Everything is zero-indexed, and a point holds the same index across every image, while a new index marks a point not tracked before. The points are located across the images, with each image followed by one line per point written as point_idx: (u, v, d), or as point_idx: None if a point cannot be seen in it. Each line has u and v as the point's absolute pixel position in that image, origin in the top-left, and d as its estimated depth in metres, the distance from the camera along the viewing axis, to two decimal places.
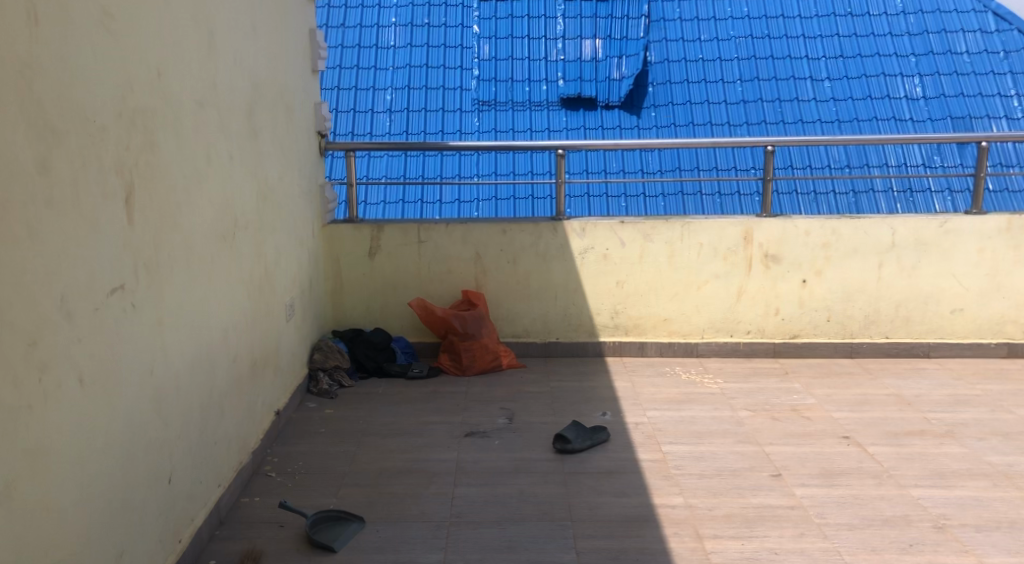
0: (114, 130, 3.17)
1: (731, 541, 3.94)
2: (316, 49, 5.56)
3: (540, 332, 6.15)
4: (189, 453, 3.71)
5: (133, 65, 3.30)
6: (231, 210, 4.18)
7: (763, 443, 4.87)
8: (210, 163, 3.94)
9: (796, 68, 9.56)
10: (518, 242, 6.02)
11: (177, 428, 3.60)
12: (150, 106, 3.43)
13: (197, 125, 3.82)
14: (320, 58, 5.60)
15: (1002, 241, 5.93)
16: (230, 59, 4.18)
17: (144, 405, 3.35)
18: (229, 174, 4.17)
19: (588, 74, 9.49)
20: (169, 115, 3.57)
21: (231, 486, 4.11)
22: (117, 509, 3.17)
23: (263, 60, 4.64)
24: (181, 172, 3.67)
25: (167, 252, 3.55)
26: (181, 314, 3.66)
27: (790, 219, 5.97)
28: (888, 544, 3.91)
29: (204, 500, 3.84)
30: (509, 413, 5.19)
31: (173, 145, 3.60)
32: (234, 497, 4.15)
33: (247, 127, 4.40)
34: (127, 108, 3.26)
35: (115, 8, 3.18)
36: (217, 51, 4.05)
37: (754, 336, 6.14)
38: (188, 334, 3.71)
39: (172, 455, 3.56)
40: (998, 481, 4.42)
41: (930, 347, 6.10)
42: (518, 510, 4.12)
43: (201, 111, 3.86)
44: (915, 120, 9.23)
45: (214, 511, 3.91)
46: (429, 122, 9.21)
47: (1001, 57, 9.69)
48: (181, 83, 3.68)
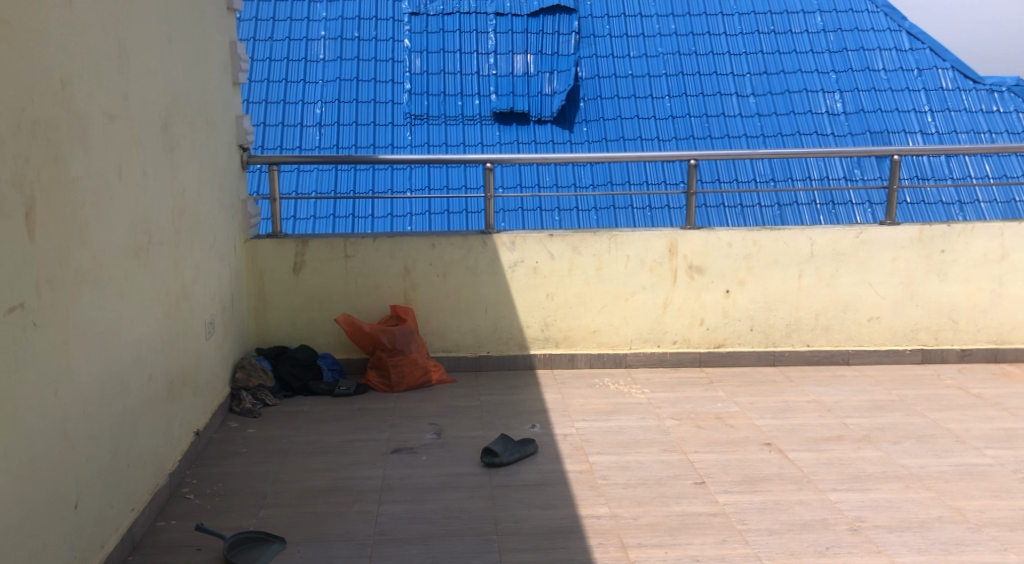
0: (12, 142, 3.14)
1: (655, 549, 4.01)
2: (239, 62, 5.51)
3: (471, 346, 6.17)
4: (99, 476, 3.66)
5: (33, 76, 3.26)
6: (144, 226, 4.14)
7: (688, 451, 4.98)
8: (120, 177, 3.90)
9: (722, 84, 9.79)
10: (447, 256, 6.04)
11: (84, 451, 3.55)
12: (53, 118, 3.39)
13: (107, 138, 3.79)
14: (241, 70, 5.55)
15: (916, 251, 6.15)
16: (143, 71, 4.15)
17: (49, 429, 3.32)
18: (143, 188, 4.13)
19: (520, 89, 9.57)
20: (75, 128, 3.54)
21: (146, 510, 4.06)
22: (17, 537, 3.12)
23: (179, 73, 4.60)
24: (89, 187, 3.64)
25: (73, 270, 3.51)
26: (90, 332, 3.62)
27: (713, 231, 6.11)
28: (805, 547, 4.02)
29: (115, 524, 3.79)
30: (438, 429, 5.20)
31: (80, 159, 3.56)
32: (149, 521, 4.09)
33: (163, 141, 4.37)
34: (27, 120, 3.23)
35: (12, 16, 3.15)
36: (129, 62, 4.01)
37: (680, 345, 6.24)
38: (97, 352, 3.67)
39: (79, 480, 3.51)
40: (910, 483, 4.58)
41: (849, 355, 6.27)
42: (443, 526, 4.15)
43: (111, 125, 3.82)
44: (837, 135, 9.50)
45: (128, 535, 3.86)
46: (360, 136, 9.19)
47: (916, 74, 10.06)
48: (88, 95, 3.64)
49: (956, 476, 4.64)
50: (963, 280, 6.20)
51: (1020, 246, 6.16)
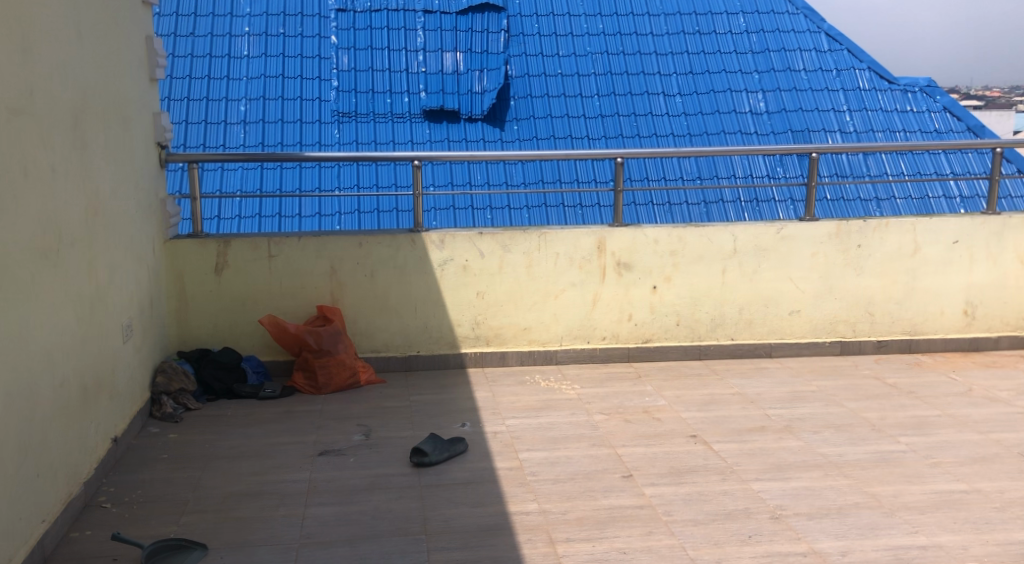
0: None
1: (582, 543, 4.07)
2: (155, 57, 5.42)
3: (400, 346, 6.14)
4: (5, 486, 3.58)
5: None
6: (54, 225, 4.06)
7: (616, 445, 5.04)
8: (27, 176, 3.83)
9: (649, 84, 9.91)
10: (375, 255, 6.00)
11: None
12: None
13: (12, 136, 3.71)
14: (158, 66, 5.46)
15: (833, 246, 6.32)
16: (51, 66, 4.07)
17: None
18: (52, 186, 4.05)
19: (450, 87, 9.57)
20: None
21: (59, 521, 3.98)
22: None
23: (90, 69, 4.52)
24: None
25: None
26: None
27: (640, 228, 6.20)
28: (728, 536, 4.11)
29: (25, 536, 3.71)
30: (366, 430, 5.19)
31: None
32: (62, 532, 4.02)
33: (73, 138, 4.29)
34: None
35: None
36: (34, 57, 3.93)
37: (609, 341, 6.32)
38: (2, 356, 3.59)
39: None
40: (829, 471, 4.71)
41: (771, 348, 6.42)
42: (371, 527, 4.15)
43: (14, 120, 3.73)
44: (760, 133, 9.69)
45: (38, 547, 3.79)
46: (286, 134, 9.09)
47: (834, 75, 10.30)
48: None
49: (871, 463, 4.78)
50: (878, 273, 6.39)
51: (932, 240, 6.37)
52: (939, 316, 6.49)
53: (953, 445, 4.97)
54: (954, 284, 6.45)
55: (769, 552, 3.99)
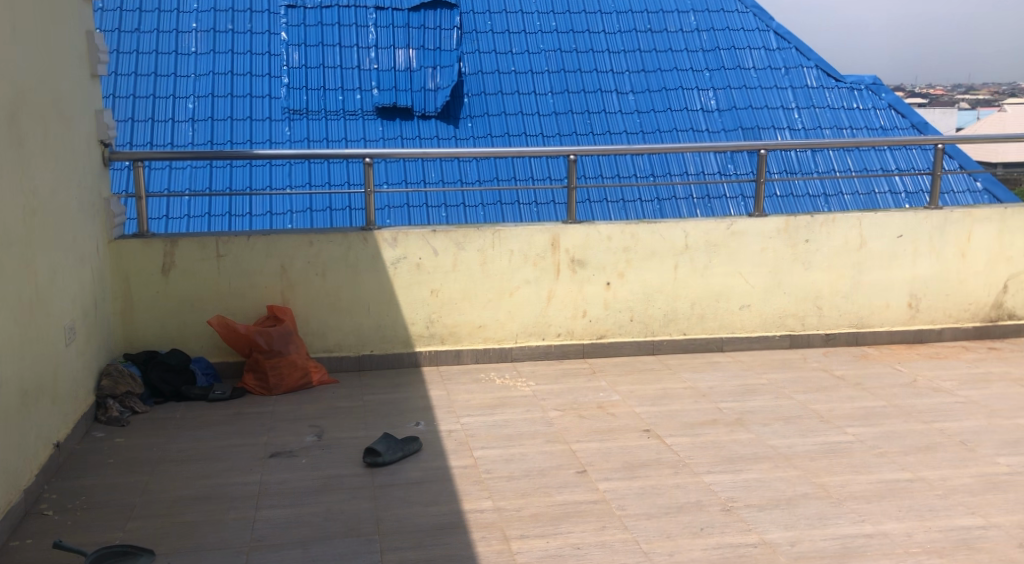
0: None
1: (536, 539, 4.08)
2: (96, 52, 5.32)
3: (353, 345, 6.11)
4: None
5: None
6: None
7: (570, 441, 5.06)
8: None
9: (602, 81, 9.95)
10: (326, 253, 5.96)
11: None
12: None
13: None
14: (100, 62, 5.37)
15: (782, 241, 6.40)
16: None
17: None
18: None
19: (403, 84, 9.54)
20: None
21: None
22: None
23: (26, 65, 4.43)
24: None
25: None
26: None
27: (593, 225, 6.23)
28: (680, 529, 4.15)
29: None
30: (318, 431, 5.15)
31: None
32: (2, 541, 3.94)
33: (8, 135, 4.20)
34: None
35: None
36: None
37: (564, 338, 6.35)
38: None
39: None
40: (779, 463, 4.77)
41: (723, 342, 6.49)
42: (323, 529, 4.12)
43: None
44: (710, 131, 9.77)
45: None
46: (236, 132, 9.00)
47: (783, 73, 10.43)
48: None
49: (819, 454, 4.85)
50: (826, 268, 6.48)
51: (877, 235, 6.48)
52: (884, 308, 6.60)
53: (898, 435, 5.06)
54: (900, 278, 6.57)
55: (720, 544, 4.03)
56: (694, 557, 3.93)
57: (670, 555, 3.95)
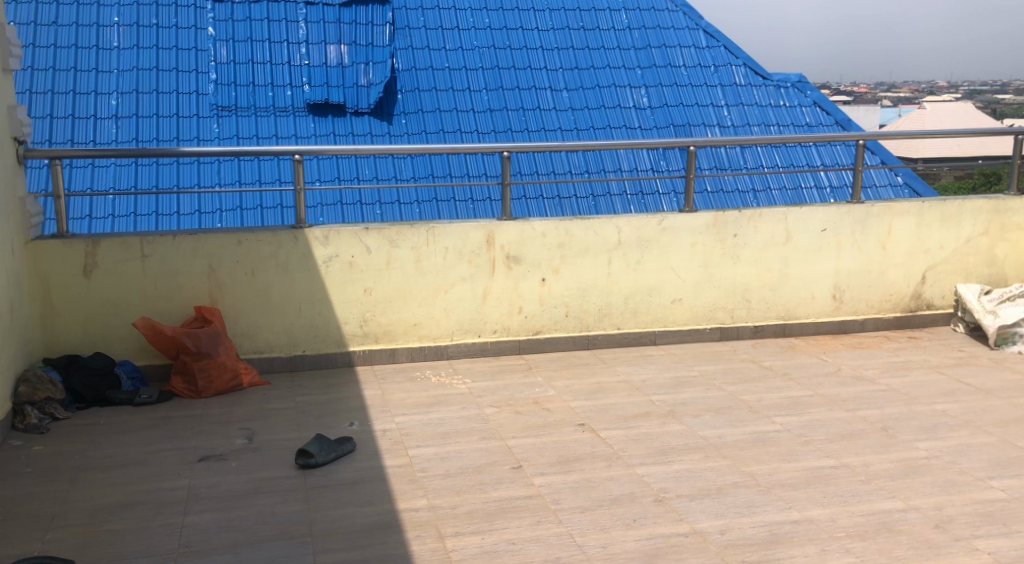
0: None
1: (471, 536, 4.07)
2: (8, 47, 5.18)
3: (285, 346, 6.02)
4: None
5: None
6: None
7: (506, 437, 5.07)
8: None
9: (536, 78, 9.97)
10: (255, 252, 5.87)
11: None
12: None
13: None
14: (13, 57, 5.22)
15: (712, 236, 6.48)
16: None
17: None
18: None
19: (335, 80, 9.44)
20: None
21: None
22: None
23: None
24: None
25: None
26: None
27: (527, 221, 6.24)
28: (614, 521, 4.18)
29: None
30: (249, 433, 5.08)
31: None
32: None
33: None
34: None
35: None
36: None
37: (500, 335, 6.35)
38: None
39: None
40: (710, 453, 4.83)
41: (656, 336, 6.55)
42: (254, 532, 4.06)
43: None
44: (643, 128, 9.82)
45: None
46: (162, 129, 8.83)
47: (713, 70, 10.56)
48: None
49: (748, 443, 4.93)
50: (754, 262, 6.59)
51: (802, 229, 6.60)
52: (809, 300, 6.73)
53: (823, 423, 5.16)
54: (826, 270, 6.70)
55: (652, 535, 4.07)
56: (627, 548, 3.96)
57: (603, 547, 3.97)
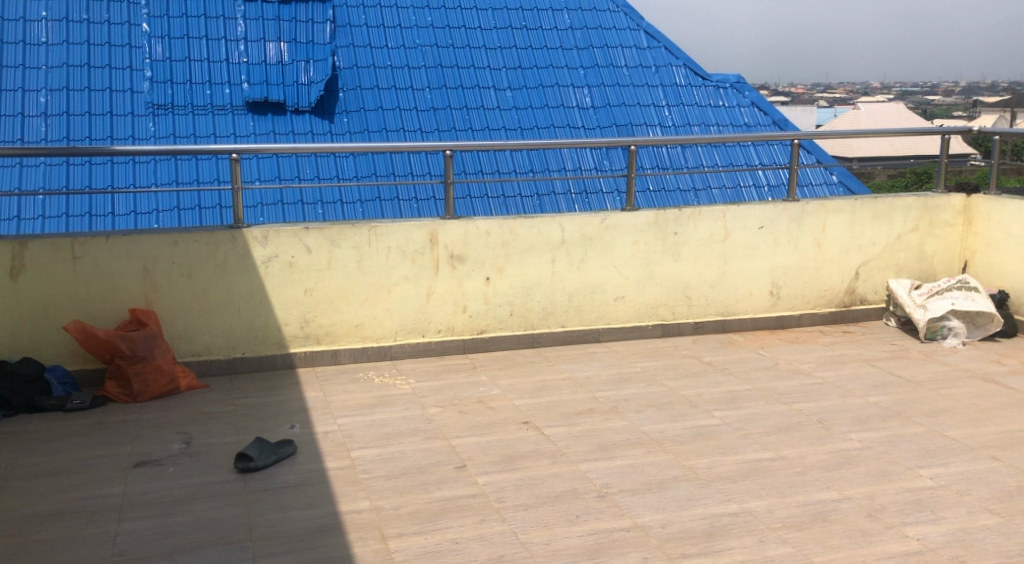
0: None
1: (414, 537, 4.05)
2: None
3: (224, 348, 5.93)
4: None
5: None
6: None
7: (449, 437, 5.05)
8: None
9: (479, 77, 9.96)
10: (192, 253, 5.78)
11: None
12: None
13: None
14: None
15: (653, 234, 6.53)
16: None
17: None
18: None
19: (274, 78, 9.32)
20: None
21: None
22: None
23: None
24: None
25: None
26: None
27: (471, 220, 6.22)
28: (557, 518, 4.18)
29: None
30: (186, 437, 5.00)
31: None
32: None
33: None
34: None
35: None
36: None
37: (444, 334, 6.32)
38: None
39: None
40: (652, 448, 4.87)
41: (600, 333, 6.58)
42: (191, 538, 4.00)
43: None
44: (586, 128, 9.87)
45: None
46: (95, 128, 8.67)
47: (654, 71, 10.64)
48: None
49: (689, 437, 4.97)
50: (694, 259, 6.65)
51: (740, 226, 6.68)
52: (748, 296, 6.81)
53: (761, 416, 5.23)
54: (765, 266, 6.79)
55: (594, 530, 4.08)
56: (569, 544, 3.97)
57: (545, 544, 3.98)
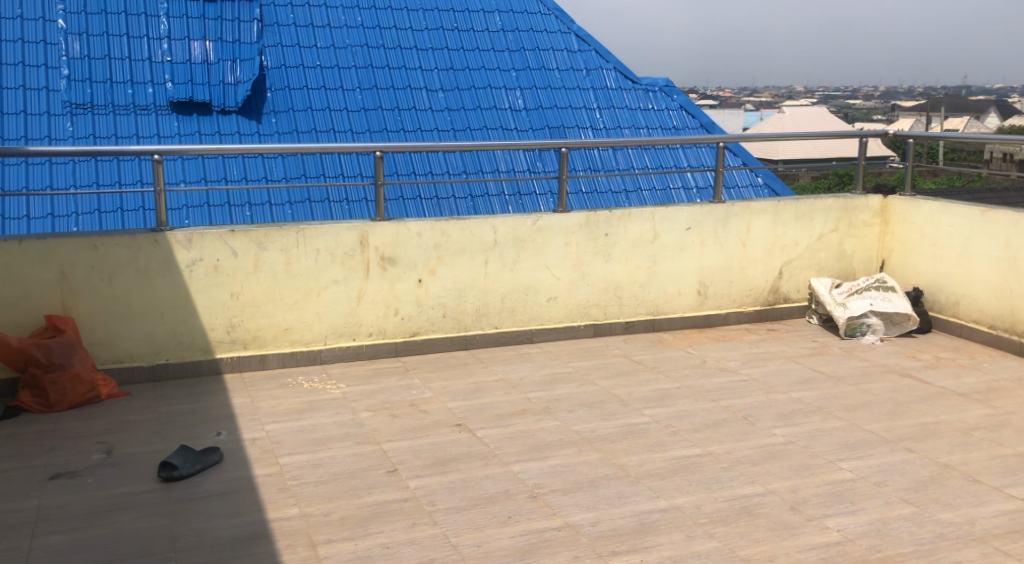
0: None
1: (344, 543, 4.00)
2: None
3: (147, 354, 5.81)
4: None
5: None
6: None
7: (381, 441, 5.01)
8: None
9: (411, 78, 9.92)
10: (112, 257, 5.64)
11: None
12: None
13: None
14: None
15: (584, 235, 6.57)
16: None
17: None
18: None
19: (199, 77, 9.15)
20: None
21: None
22: None
23: None
24: None
25: None
26: None
27: (402, 222, 6.18)
28: (488, 519, 4.18)
29: None
30: (107, 447, 4.88)
31: None
32: None
33: None
34: None
35: None
36: None
37: (375, 337, 6.27)
38: None
39: None
40: (584, 447, 4.89)
41: (532, 334, 6.59)
42: (112, 551, 3.90)
43: None
44: (519, 129, 9.90)
45: None
46: (9, 127, 8.42)
47: (585, 74, 10.71)
48: None
49: (620, 436, 5.01)
50: (625, 259, 6.70)
51: (669, 227, 6.75)
52: (677, 296, 6.89)
53: (690, 414, 5.29)
54: (693, 266, 6.88)
55: (525, 530, 4.08)
56: (501, 545, 3.97)
57: (477, 546, 3.97)
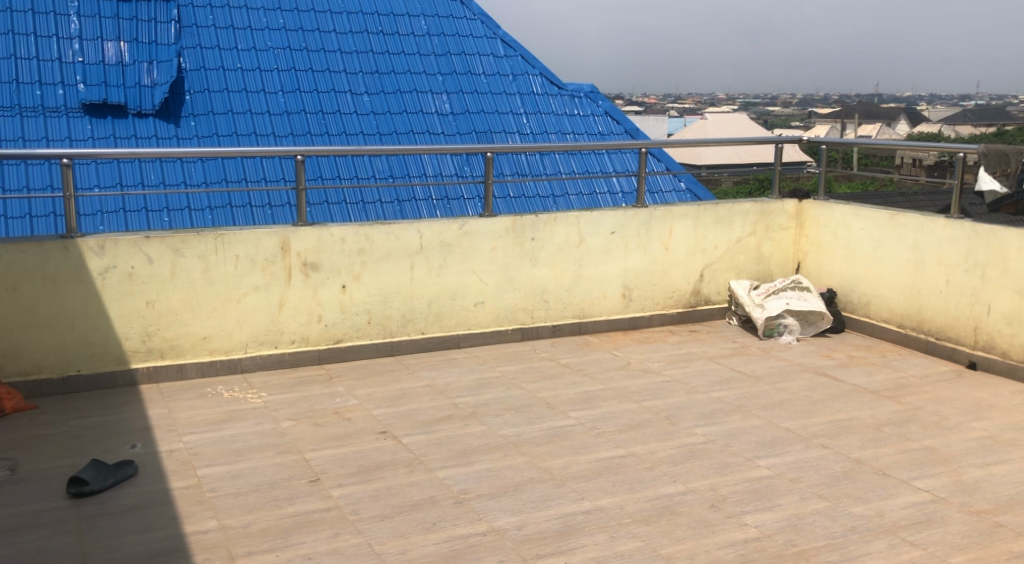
0: None
1: (264, 555, 3.92)
2: None
3: (57, 365, 5.62)
4: None
5: None
6: None
7: (304, 450, 4.93)
8: None
9: (335, 82, 9.82)
10: (18, 264, 5.45)
11: None
12: None
13: None
14: None
15: (510, 239, 6.57)
16: None
17: None
18: None
19: (114, 79, 8.93)
20: None
21: None
22: None
23: None
24: None
25: None
26: None
27: (325, 227, 6.10)
28: (412, 526, 4.14)
29: None
30: (14, 463, 4.71)
31: None
32: None
33: None
34: None
35: None
36: None
37: (298, 345, 6.18)
38: None
39: None
40: (509, 451, 4.88)
41: (459, 339, 6.56)
42: None
43: None
44: (446, 134, 9.86)
45: None
46: None
47: (512, 79, 10.72)
48: None
49: (545, 439, 5.01)
50: (550, 263, 6.72)
51: (593, 231, 6.79)
52: (602, 299, 6.93)
53: (615, 415, 5.32)
54: (618, 270, 6.93)
55: (450, 537, 4.05)
56: (425, 552, 3.93)
57: (401, 553, 3.92)
